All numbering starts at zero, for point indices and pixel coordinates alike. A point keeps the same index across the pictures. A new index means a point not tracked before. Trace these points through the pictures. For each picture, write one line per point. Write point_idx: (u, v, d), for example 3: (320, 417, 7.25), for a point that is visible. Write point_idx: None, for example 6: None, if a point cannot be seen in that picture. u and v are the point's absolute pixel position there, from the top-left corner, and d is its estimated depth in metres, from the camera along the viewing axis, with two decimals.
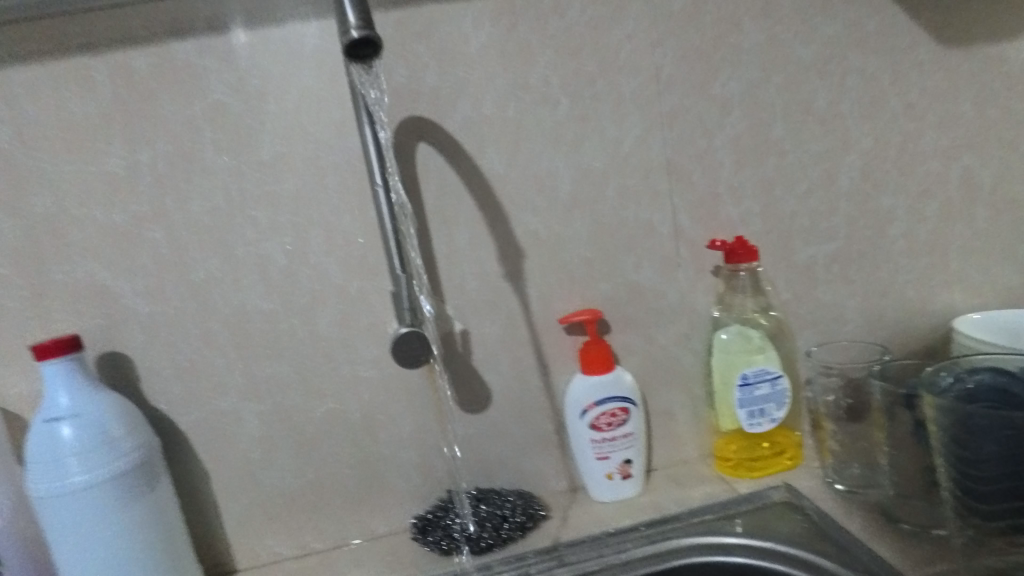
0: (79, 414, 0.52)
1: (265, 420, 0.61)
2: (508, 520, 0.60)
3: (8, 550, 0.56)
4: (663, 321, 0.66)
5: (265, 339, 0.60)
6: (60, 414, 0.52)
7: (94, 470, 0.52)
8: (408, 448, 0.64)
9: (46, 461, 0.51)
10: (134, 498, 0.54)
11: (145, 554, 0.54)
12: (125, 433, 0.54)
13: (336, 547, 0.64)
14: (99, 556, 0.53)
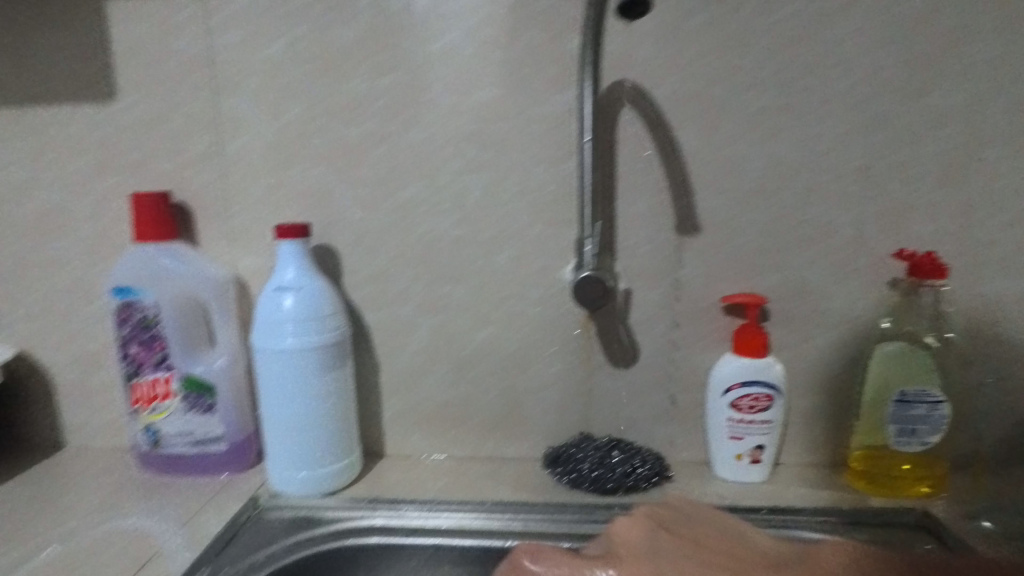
0: (301, 288, 0.62)
1: (434, 333, 0.69)
2: (637, 471, 0.65)
3: (222, 389, 0.66)
4: (824, 323, 0.66)
5: (450, 261, 0.67)
6: (286, 285, 0.62)
7: (304, 337, 0.62)
8: (552, 387, 0.69)
9: (268, 320, 0.62)
10: (327, 370, 0.63)
11: (326, 417, 0.64)
12: (331, 313, 0.63)
13: (470, 459, 0.72)
14: (281, 368, 0.62)
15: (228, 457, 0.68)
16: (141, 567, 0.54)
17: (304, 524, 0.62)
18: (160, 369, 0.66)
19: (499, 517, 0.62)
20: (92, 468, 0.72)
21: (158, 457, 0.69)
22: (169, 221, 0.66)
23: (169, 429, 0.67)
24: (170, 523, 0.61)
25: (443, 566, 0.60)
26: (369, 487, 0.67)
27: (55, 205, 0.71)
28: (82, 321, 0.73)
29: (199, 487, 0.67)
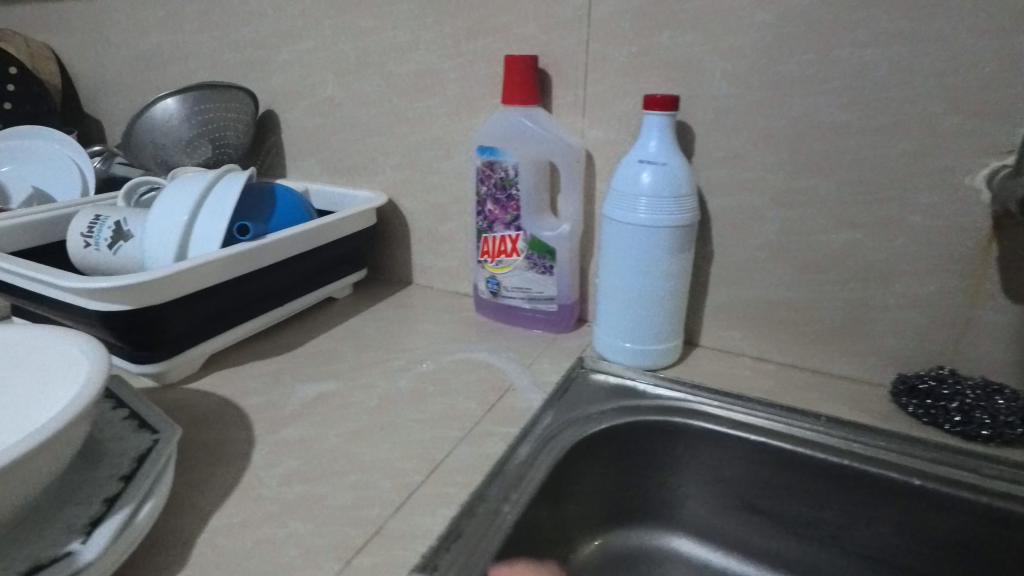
0: (664, 165, 0.60)
1: (784, 231, 0.64)
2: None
3: (562, 254, 0.70)
4: None
5: (824, 153, 0.60)
6: (648, 159, 0.61)
7: (659, 215, 0.61)
8: (915, 309, 0.61)
9: (626, 194, 0.62)
10: (673, 252, 0.63)
11: (661, 297, 0.65)
12: (687, 195, 0.61)
13: (793, 367, 0.68)
14: (629, 241, 0.63)
15: (555, 318, 0.74)
16: (502, 396, 0.62)
17: (628, 392, 0.65)
18: (510, 227, 0.71)
19: (833, 434, 0.59)
20: (437, 303, 0.84)
21: (495, 305, 0.77)
22: (535, 87, 0.68)
23: (508, 283, 0.74)
24: (514, 363, 0.68)
25: (766, 466, 0.59)
26: (687, 372, 0.68)
27: (428, 64, 0.76)
28: (438, 175, 0.81)
29: (530, 337, 0.74)
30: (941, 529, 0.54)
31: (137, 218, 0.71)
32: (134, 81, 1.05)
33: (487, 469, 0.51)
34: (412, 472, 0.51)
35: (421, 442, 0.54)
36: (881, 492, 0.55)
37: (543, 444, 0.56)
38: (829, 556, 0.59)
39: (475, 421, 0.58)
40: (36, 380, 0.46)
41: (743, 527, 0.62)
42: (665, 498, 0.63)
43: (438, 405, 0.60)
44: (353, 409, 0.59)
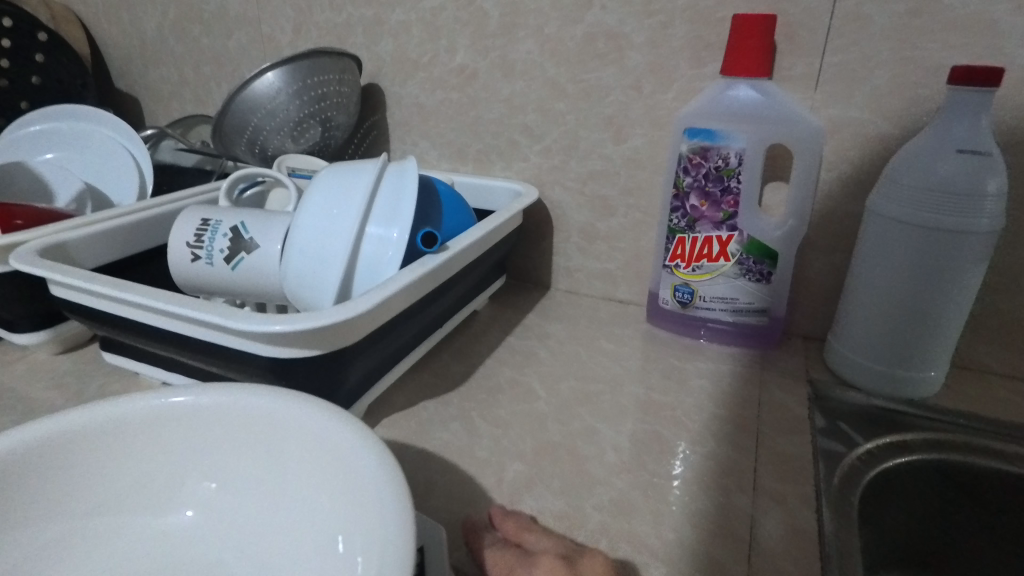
0: (987, 155, 0.49)
1: None
2: None
3: (785, 258, 0.59)
4: None
5: None
6: (967, 147, 0.50)
7: (972, 215, 0.50)
8: None
9: (916, 189, 0.51)
10: (977, 261, 0.51)
11: (945, 318, 0.54)
12: (1005, 195, 0.50)
13: None
14: (912, 244, 0.53)
15: (763, 332, 0.63)
16: (757, 437, 0.51)
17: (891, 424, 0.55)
18: (721, 227, 0.60)
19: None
20: (595, 313, 0.72)
21: (682, 317, 0.65)
22: (769, 53, 0.55)
23: (707, 293, 0.63)
24: (741, 392, 0.57)
25: None
26: (953, 399, 0.58)
27: (603, 26, 0.63)
28: (604, 161, 0.68)
29: (733, 355, 0.63)
30: None
31: (259, 224, 0.56)
32: (187, 47, 0.88)
33: (814, 548, 0.41)
34: (724, 557, 0.40)
35: (710, 513, 0.43)
36: None
37: (840, 496, 0.47)
38: None
39: (752, 476, 0.47)
40: (304, 483, 0.33)
41: None
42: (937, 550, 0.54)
43: (692, 453, 0.49)
44: (593, 465, 0.47)
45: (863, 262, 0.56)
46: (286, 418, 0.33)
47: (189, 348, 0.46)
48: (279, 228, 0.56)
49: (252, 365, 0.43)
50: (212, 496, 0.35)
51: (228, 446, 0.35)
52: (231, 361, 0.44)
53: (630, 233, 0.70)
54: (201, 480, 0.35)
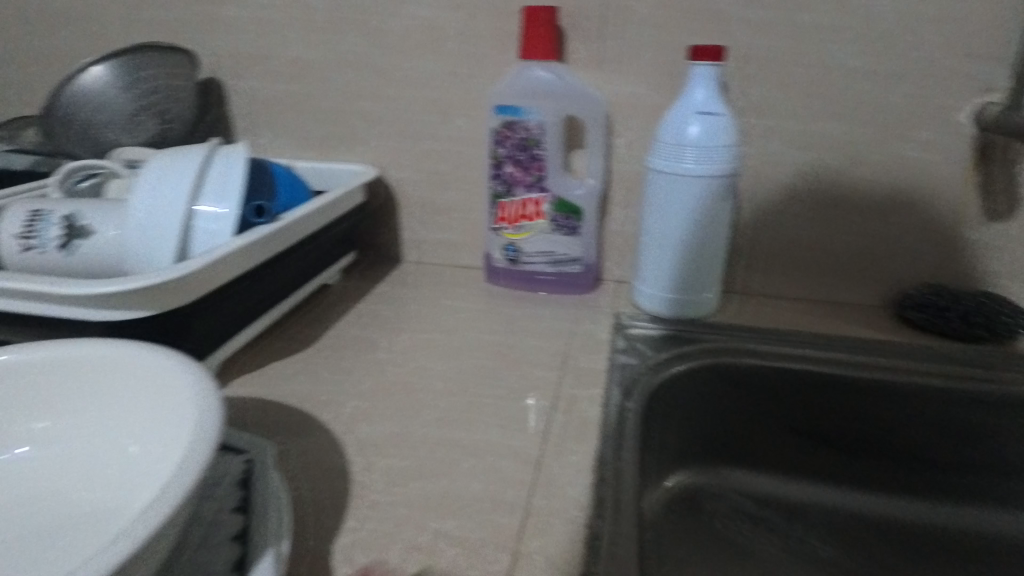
0: (716, 114, 0.61)
1: (799, 172, 0.68)
2: (1008, 322, 0.64)
3: (588, 212, 0.70)
4: None
5: (838, 96, 0.65)
6: (701, 110, 0.61)
7: (712, 163, 0.62)
8: (909, 235, 0.69)
9: (674, 145, 0.62)
10: (721, 198, 0.65)
11: (710, 247, 0.66)
12: (734, 144, 0.63)
13: (801, 300, 0.74)
14: (679, 190, 0.64)
15: (580, 278, 0.73)
16: (566, 360, 0.61)
17: (678, 341, 0.67)
18: (534, 190, 0.69)
19: (872, 351, 0.66)
20: (441, 279, 0.79)
21: (513, 273, 0.74)
22: (554, 39, 0.65)
23: (530, 249, 0.72)
24: (559, 328, 0.67)
25: (810, 390, 0.65)
26: (725, 317, 0.71)
27: (420, 19, 0.70)
28: (435, 141, 0.76)
29: (556, 301, 0.73)
30: (953, 415, 0.63)
31: (93, 210, 0.58)
32: (9, 46, 0.85)
33: (596, 431, 0.51)
34: (524, 447, 0.48)
35: (518, 418, 0.52)
36: (910, 394, 0.63)
37: (630, 393, 0.58)
38: (861, 459, 0.67)
39: (557, 388, 0.56)
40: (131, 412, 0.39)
41: (792, 451, 0.67)
42: (718, 438, 0.67)
43: (510, 378, 0.57)
44: (423, 395, 0.55)
45: (645, 210, 0.67)
46: (114, 363, 0.38)
47: (17, 323, 0.48)
48: (114, 212, 0.58)
49: (84, 330, 0.46)
50: (46, 433, 0.40)
51: (57, 389, 0.39)
52: (61, 329, 0.47)
53: (466, 204, 0.78)
54: (34, 421, 0.40)
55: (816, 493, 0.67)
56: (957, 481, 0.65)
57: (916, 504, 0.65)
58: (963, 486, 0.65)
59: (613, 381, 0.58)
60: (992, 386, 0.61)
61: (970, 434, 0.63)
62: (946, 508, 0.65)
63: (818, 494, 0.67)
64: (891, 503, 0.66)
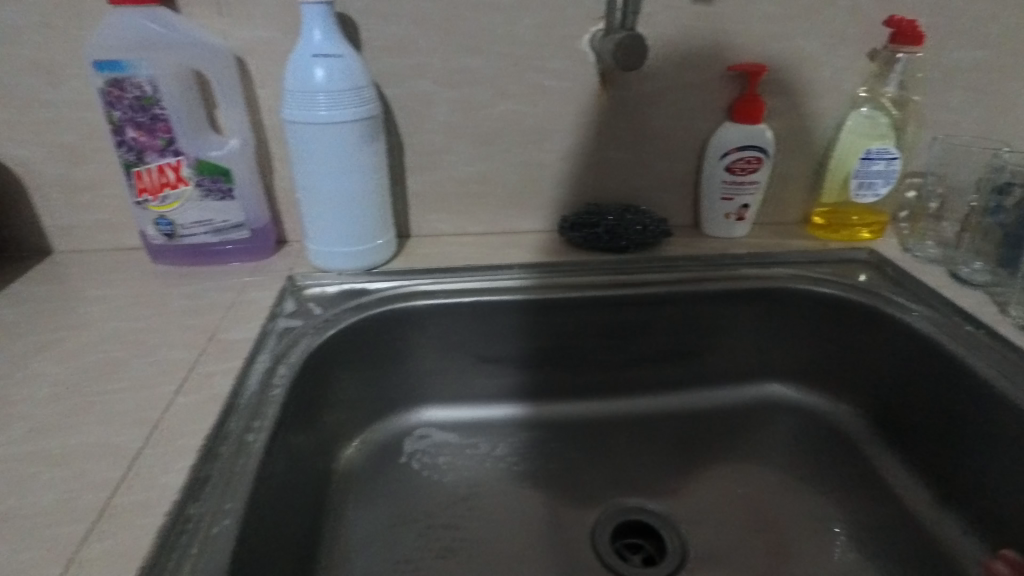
0: (337, 57, 0.58)
1: (452, 109, 0.68)
2: (648, 230, 0.72)
3: (239, 173, 0.64)
4: (809, 91, 0.72)
5: (469, 31, 0.65)
6: (321, 53, 0.58)
7: (344, 108, 0.59)
8: (565, 161, 0.73)
9: (301, 91, 0.58)
10: (367, 144, 0.63)
11: (368, 194, 0.65)
12: (366, 86, 0.61)
13: (486, 234, 0.76)
14: (318, 140, 0.61)
15: (252, 244, 0.69)
16: (212, 334, 0.57)
17: (353, 294, 0.66)
18: (167, 154, 0.62)
19: (537, 274, 0.70)
20: (101, 265, 0.70)
21: (176, 248, 0.68)
22: None
23: (184, 219, 0.66)
24: (218, 301, 0.62)
25: (482, 318, 0.68)
26: (405, 261, 0.71)
27: None
28: (49, 108, 0.65)
29: (228, 272, 0.68)
30: (602, 318, 0.70)
31: None
32: None
33: (217, 406, 0.48)
34: (124, 441, 0.44)
35: (130, 410, 0.47)
36: (566, 306, 0.68)
37: (282, 355, 0.56)
38: (542, 373, 0.72)
39: (190, 368, 0.52)
40: None
41: (479, 379, 0.71)
42: (407, 380, 0.68)
43: (138, 367, 0.52)
44: (19, 406, 0.48)
45: (294, 165, 0.63)
46: None
47: None
48: None
49: None
50: None
51: None
52: None
53: (111, 178, 0.69)
54: None
55: (509, 413, 0.72)
56: (622, 377, 0.73)
57: (587, 403, 0.73)
58: (628, 380, 0.73)
59: (264, 351, 0.56)
60: (628, 288, 0.69)
61: (622, 333, 0.71)
62: (611, 401, 0.73)
63: (508, 414, 0.72)
64: (568, 408, 0.73)
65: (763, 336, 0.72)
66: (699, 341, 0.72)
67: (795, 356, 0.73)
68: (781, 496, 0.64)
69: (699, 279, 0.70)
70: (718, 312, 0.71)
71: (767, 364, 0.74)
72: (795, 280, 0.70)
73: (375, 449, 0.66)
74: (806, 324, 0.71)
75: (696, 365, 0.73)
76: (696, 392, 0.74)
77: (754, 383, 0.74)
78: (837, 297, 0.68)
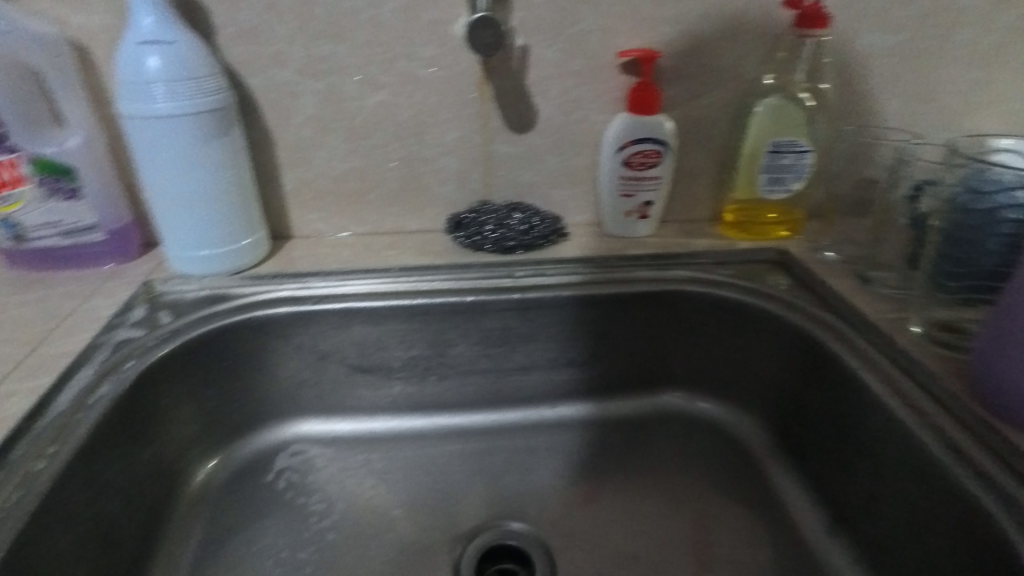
0: (169, 43, 0.53)
1: (320, 101, 0.64)
2: (535, 229, 0.69)
3: (84, 171, 0.60)
4: (710, 80, 0.67)
5: (329, 16, 0.60)
6: (150, 39, 0.53)
7: (180, 99, 0.54)
8: (450, 156, 0.68)
9: (131, 82, 0.53)
10: (216, 137, 0.58)
11: (224, 193, 0.60)
12: (208, 76, 0.56)
13: (371, 234, 0.72)
14: (157, 135, 0.55)
15: (109, 247, 0.64)
16: (34, 348, 0.53)
17: (212, 301, 0.62)
18: (0, 151, 0.57)
19: (417, 277, 0.65)
20: None
21: (25, 252, 0.63)
22: None
23: (29, 222, 0.61)
24: (56, 311, 0.58)
25: (354, 327, 0.63)
26: (276, 264, 0.66)
27: None
28: None
29: (82, 278, 0.64)
30: (489, 326, 0.64)
31: None
32: None
33: (3, 433, 0.44)
34: None
35: None
36: (449, 313, 0.63)
37: (106, 372, 0.51)
38: (428, 386, 0.67)
39: None
40: None
41: (358, 390, 0.66)
42: (275, 393, 0.64)
43: None
44: None
45: (138, 164, 0.58)
46: None
47: None
48: None
49: None
50: None
51: None
52: None
53: None
54: None
55: (391, 425, 0.67)
56: (514, 387, 0.68)
57: (476, 416, 0.68)
58: (521, 390, 0.68)
59: (88, 367, 0.51)
60: (519, 293, 0.63)
61: (512, 342, 0.65)
62: (502, 413, 0.68)
63: (391, 427, 0.67)
64: (455, 420, 0.68)
65: (665, 344, 0.67)
66: (597, 350, 0.67)
67: (699, 364, 0.68)
68: (671, 515, 0.59)
69: (593, 283, 0.65)
70: (615, 318, 0.65)
71: (673, 374, 0.69)
72: (695, 282, 0.65)
73: (237, 467, 0.62)
74: (709, 331, 0.66)
75: (593, 375, 0.68)
76: (595, 403, 0.69)
77: (660, 393, 0.70)
78: (740, 302, 0.63)
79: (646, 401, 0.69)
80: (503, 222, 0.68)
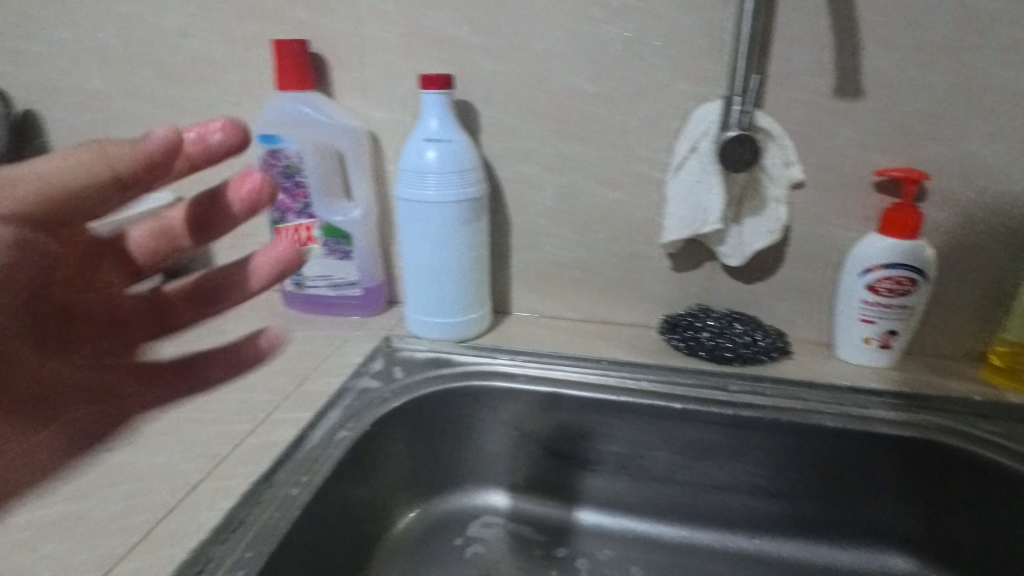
0: (448, 141, 0.62)
1: (559, 194, 0.69)
2: (756, 343, 0.65)
3: (357, 237, 0.71)
4: (986, 205, 0.60)
5: (580, 120, 0.65)
6: (433, 138, 0.62)
7: (449, 189, 0.62)
8: (674, 256, 0.68)
9: (415, 171, 0.63)
10: (468, 222, 0.65)
11: (464, 270, 0.67)
12: (472, 169, 0.64)
13: (583, 321, 0.74)
14: (426, 218, 0.64)
15: (361, 301, 0.75)
16: (300, 383, 0.62)
17: (437, 364, 0.67)
18: (303, 215, 0.71)
19: (626, 373, 0.65)
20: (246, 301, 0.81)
21: (301, 297, 0.76)
22: (308, 70, 0.66)
23: (310, 273, 0.73)
24: (316, 351, 0.68)
25: (558, 411, 0.64)
26: (494, 339, 0.71)
27: (200, 54, 0.72)
28: (230, 168, 0.78)
29: (337, 324, 0.74)
30: (693, 436, 0.62)
31: None
32: None
33: (273, 457, 0.52)
34: (190, 471, 0.50)
35: (202, 445, 0.53)
36: (654, 415, 0.62)
37: (352, 415, 0.58)
38: (620, 485, 0.66)
39: (268, 412, 0.57)
40: None
41: (550, 472, 0.67)
42: (476, 459, 0.67)
43: (229, 402, 0.59)
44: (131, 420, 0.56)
45: (402, 238, 0.67)
46: None
47: None
48: None
49: None
50: None
51: None
52: None
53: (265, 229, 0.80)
54: None
55: (577, 516, 0.67)
56: (716, 509, 0.64)
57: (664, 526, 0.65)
58: (720, 512, 0.64)
59: (338, 409, 0.59)
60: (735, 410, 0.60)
61: (718, 456, 0.62)
62: (694, 529, 0.64)
63: (578, 516, 0.66)
64: (643, 525, 0.65)
65: (898, 495, 0.59)
66: (812, 485, 0.61)
67: (941, 528, 0.58)
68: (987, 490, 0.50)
69: (819, 411, 0.59)
70: (840, 455, 0.59)
71: (904, 533, 0.60)
72: (948, 433, 0.56)
73: (434, 524, 0.65)
74: (959, 493, 0.56)
75: (803, 511, 0.62)
76: (802, 545, 0.62)
77: (883, 551, 0.60)
78: (1010, 468, 0.53)
79: (866, 555, 0.61)
80: (724, 330, 0.66)
